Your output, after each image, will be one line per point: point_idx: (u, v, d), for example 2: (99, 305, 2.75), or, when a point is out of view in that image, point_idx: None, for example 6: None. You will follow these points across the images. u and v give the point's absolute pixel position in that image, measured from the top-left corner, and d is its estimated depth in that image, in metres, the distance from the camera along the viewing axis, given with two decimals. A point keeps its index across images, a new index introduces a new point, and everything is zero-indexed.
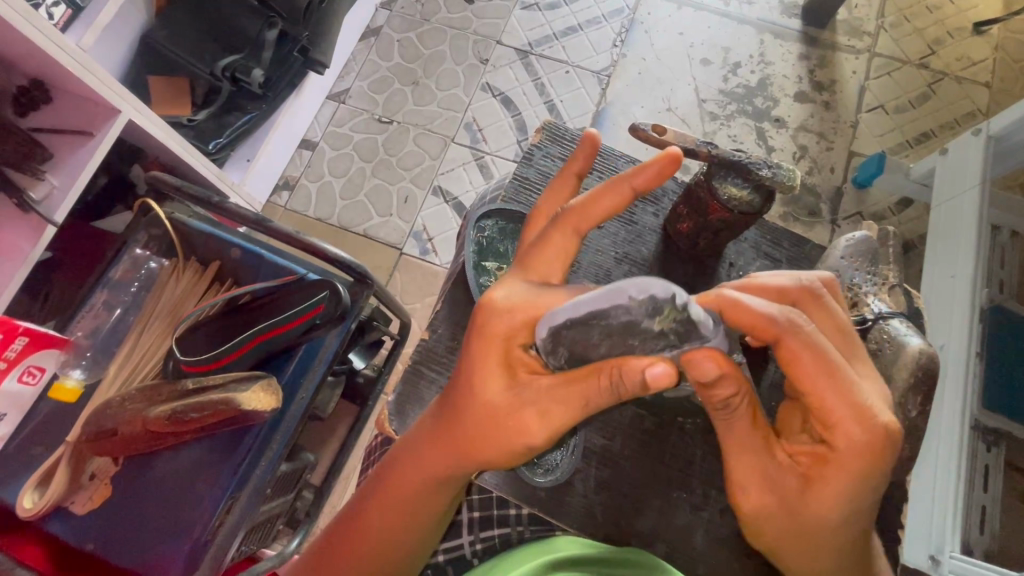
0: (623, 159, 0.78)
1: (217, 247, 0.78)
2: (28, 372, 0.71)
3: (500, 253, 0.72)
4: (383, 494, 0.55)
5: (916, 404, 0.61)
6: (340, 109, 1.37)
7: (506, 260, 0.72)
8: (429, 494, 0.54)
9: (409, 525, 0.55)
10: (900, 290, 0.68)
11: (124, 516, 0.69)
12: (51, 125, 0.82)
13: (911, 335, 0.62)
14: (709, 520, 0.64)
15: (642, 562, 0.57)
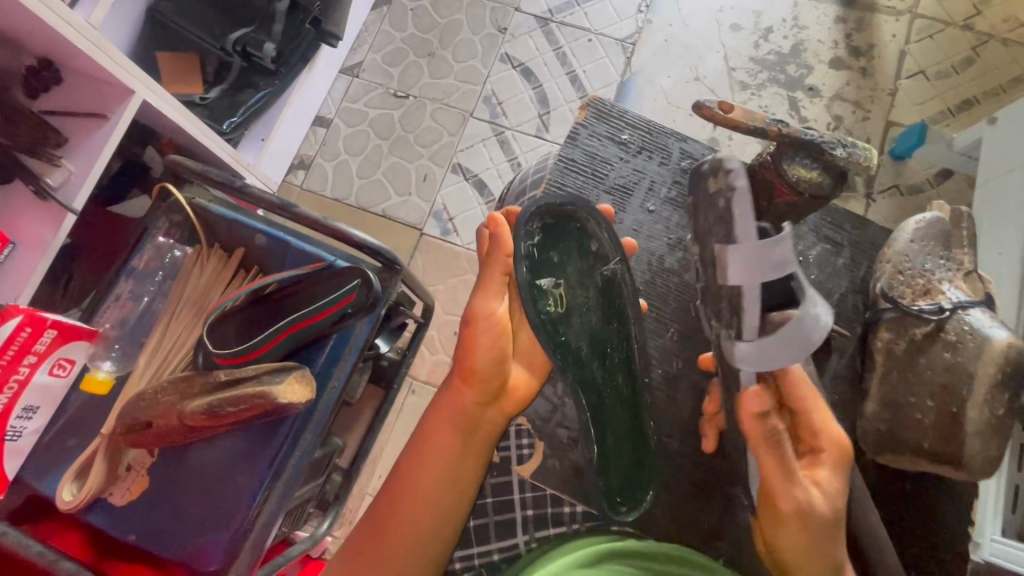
0: (673, 138, 0.77)
1: (240, 232, 0.76)
2: (59, 364, 0.69)
3: (554, 265, 0.64)
4: (378, 536, 0.57)
5: (1004, 401, 0.64)
6: (354, 83, 1.33)
7: (562, 274, 0.64)
8: (440, 494, 0.57)
9: (434, 525, 0.57)
10: (976, 276, 0.73)
11: (163, 507, 0.69)
12: (64, 107, 0.79)
13: (995, 328, 0.66)
14: None
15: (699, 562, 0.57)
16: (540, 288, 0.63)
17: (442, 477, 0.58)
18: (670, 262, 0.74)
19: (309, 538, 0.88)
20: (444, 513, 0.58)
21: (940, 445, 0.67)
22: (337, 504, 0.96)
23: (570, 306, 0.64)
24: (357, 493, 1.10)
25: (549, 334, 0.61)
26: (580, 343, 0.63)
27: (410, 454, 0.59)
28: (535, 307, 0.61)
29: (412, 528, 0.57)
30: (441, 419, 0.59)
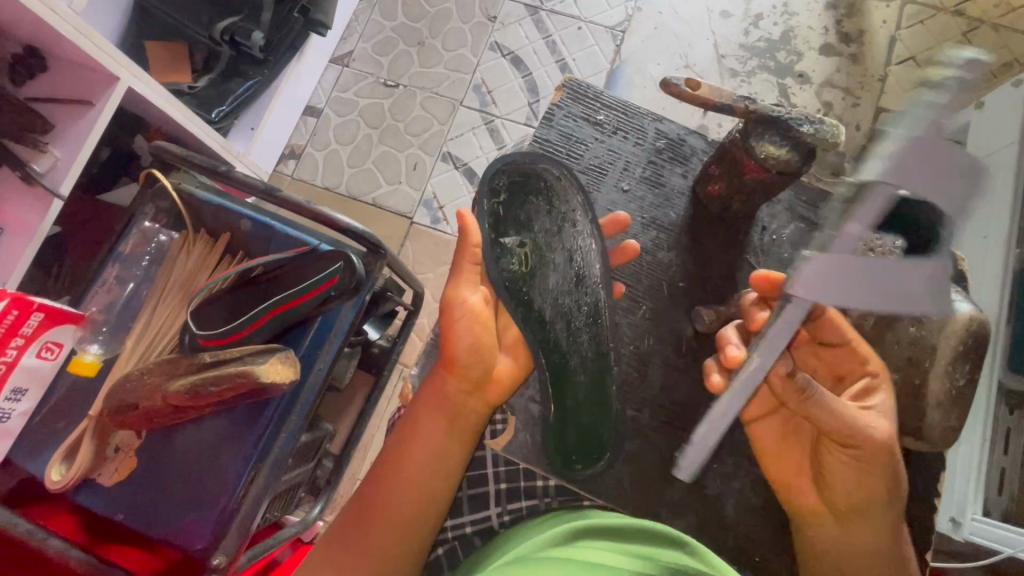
0: (650, 118, 0.77)
1: (226, 217, 0.76)
2: (46, 347, 0.70)
3: (520, 223, 0.68)
4: (371, 512, 0.59)
5: (964, 371, 0.66)
6: (344, 72, 1.33)
7: (528, 234, 0.67)
8: (436, 471, 0.61)
9: (427, 502, 0.60)
10: (944, 250, 0.74)
11: (152, 486, 0.70)
12: (50, 95, 0.79)
13: (957, 301, 0.67)
14: (741, 491, 0.68)
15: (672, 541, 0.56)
16: (505, 244, 0.67)
17: (434, 461, 0.61)
18: (644, 241, 0.74)
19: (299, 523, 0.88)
20: (427, 494, 0.60)
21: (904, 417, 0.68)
22: (329, 489, 0.96)
23: (535, 265, 0.67)
24: (348, 478, 1.11)
25: (511, 292, 0.66)
26: (544, 303, 0.66)
27: (398, 441, 0.62)
28: (499, 265, 0.66)
29: (405, 504, 0.59)
30: (428, 411, 0.62)
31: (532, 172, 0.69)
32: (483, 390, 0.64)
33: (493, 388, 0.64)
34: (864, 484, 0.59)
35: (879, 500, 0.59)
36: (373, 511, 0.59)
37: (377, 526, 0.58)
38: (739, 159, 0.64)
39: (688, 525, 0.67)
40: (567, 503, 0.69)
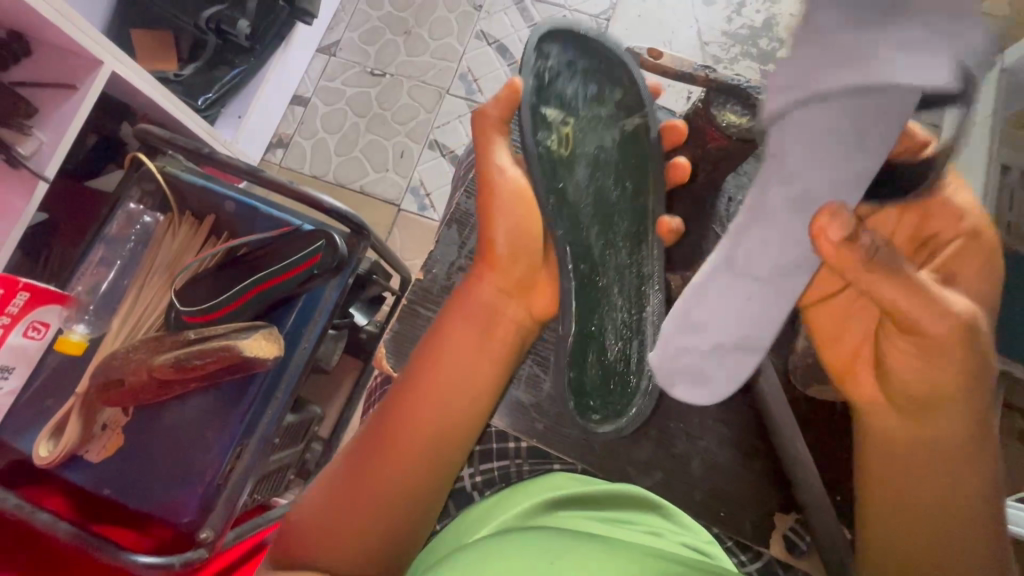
0: None
1: (210, 199, 0.77)
2: (33, 327, 0.71)
3: (566, 99, 0.58)
4: (387, 415, 0.49)
5: None
6: (331, 62, 1.34)
7: (572, 114, 0.58)
8: (461, 389, 0.50)
9: (444, 429, 0.50)
10: None
11: (138, 463, 0.71)
12: (34, 79, 0.80)
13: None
14: (706, 449, 0.63)
15: (650, 503, 0.55)
16: (546, 116, 0.56)
17: (460, 368, 0.51)
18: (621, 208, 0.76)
19: (287, 503, 0.89)
20: (444, 427, 0.50)
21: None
22: None
23: (575, 150, 0.58)
24: None
25: (544, 173, 0.55)
26: (580, 199, 0.58)
27: (423, 366, 0.51)
28: (536, 134, 0.55)
29: (416, 439, 0.48)
30: (451, 323, 0.53)
31: (589, 50, 0.59)
32: (528, 294, 0.56)
33: (502, 326, 0.54)
34: (950, 372, 0.43)
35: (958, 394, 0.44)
36: (387, 442, 0.48)
37: (388, 460, 0.48)
38: (702, 129, 0.64)
39: (655, 482, 0.62)
40: (537, 467, 0.64)
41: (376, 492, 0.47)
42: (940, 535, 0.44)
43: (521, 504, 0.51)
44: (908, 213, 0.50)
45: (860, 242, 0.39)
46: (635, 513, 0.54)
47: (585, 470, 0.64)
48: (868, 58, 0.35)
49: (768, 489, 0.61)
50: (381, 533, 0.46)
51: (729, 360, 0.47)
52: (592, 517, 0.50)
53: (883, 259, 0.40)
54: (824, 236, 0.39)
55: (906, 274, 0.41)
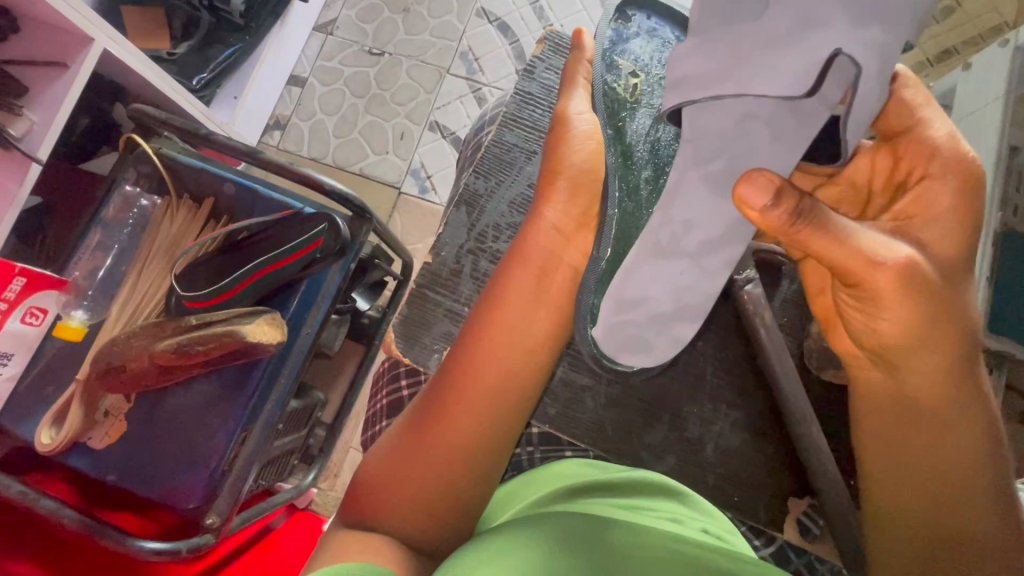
0: None
1: (209, 182, 0.76)
2: (31, 313, 0.70)
3: (643, 56, 0.58)
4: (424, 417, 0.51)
5: None
6: (328, 41, 1.30)
7: (646, 70, 0.57)
8: (488, 385, 0.51)
9: (507, 383, 0.52)
10: None
11: (143, 448, 0.71)
12: (23, 57, 0.78)
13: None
14: (720, 433, 0.62)
15: (668, 489, 0.55)
16: (617, 64, 0.57)
17: (486, 365, 0.52)
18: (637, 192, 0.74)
19: (292, 488, 0.89)
20: (506, 385, 0.52)
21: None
22: (322, 455, 0.96)
23: (644, 99, 0.56)
24: (342, 447, 1.12)
25: (605, 110, 0.55)
26: (640, 144, 0.54)
27: (473, 331, 0.53)
28: (603, 75, 0.56)
29: (477, 397, 0.51)
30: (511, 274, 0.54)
31: (668, 15, 0.60)
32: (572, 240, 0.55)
33: (550, 285, 0.53)
34: (913, 323, 0.42)
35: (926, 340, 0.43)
36: (450, 403, 0.51)
37: (451, 416, 0.50)
38: None
39: (668, 467, 0.62)
40: (548, 454, 0.65)
41: (442, 447, 0.50)
42: (947, 467, 0.47)
43: (539, 492, 0.54)
44: (877, 153, 0.46)
45: (788, 207, 0.36)
46: (654, 498, 0.54)
47: (597, 456, 0.63)
48: (737, 67, 0.41)
49: (781, 474, 0.61)
50: (450, 485, 0.49)
51: (672, 331, 0.48)
52: (610, 500, 0.51)
53: (816, 223, 0.37)
54: (751, 207, 0.37)
55: (848, 238, 0.38)
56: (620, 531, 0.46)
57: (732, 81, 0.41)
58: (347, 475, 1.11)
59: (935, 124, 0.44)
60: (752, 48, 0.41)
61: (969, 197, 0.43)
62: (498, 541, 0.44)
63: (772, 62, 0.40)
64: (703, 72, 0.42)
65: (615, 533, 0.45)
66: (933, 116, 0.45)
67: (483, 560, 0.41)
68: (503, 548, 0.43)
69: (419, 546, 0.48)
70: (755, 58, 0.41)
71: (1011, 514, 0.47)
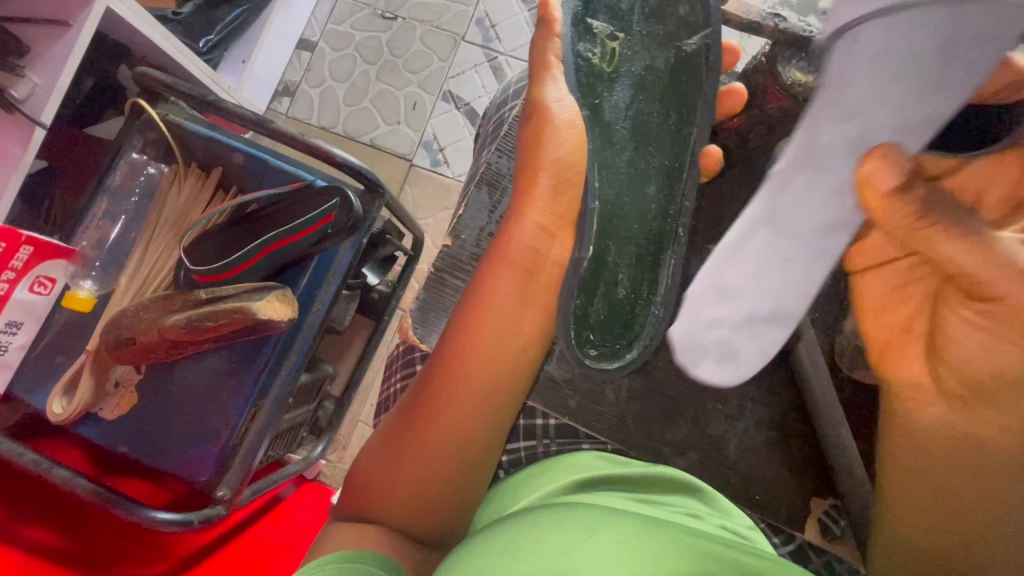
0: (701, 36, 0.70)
1: (217, 151, 0.73)
2: (39, 282, 0.69)
3: (619, 11, 0.55)
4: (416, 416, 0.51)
5: None
6: (339, 3, 1.25)
7: (623, 30, 0.55)
8: (473, 391, 0.50)
9: (495, 380, 0.51)
10: None
11: (154, 421, 0.71)
12: (25, 15, 0.75)
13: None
14: (744, 431, 0.61)
15: (684, 485, 0.55)
16: (592, 27, 0.55)
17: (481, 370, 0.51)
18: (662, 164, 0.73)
19: (301, 460, 0.90)
20: (493, 383, 0.51)
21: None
22: (330, 429, 0.96)
23: (619, 65, 0.55)
24: (350, 420, 1.13)
25: (579, 88, 0.54)
26: (618, 120, 0.55)
27: (482, 323, 0.51)
28: (575, 44, 0.54)
29: (471, 394, 0.50)
30: (529, 263, 0.52)
31: None
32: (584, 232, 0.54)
33: (550, 277, 0.53)
34: (979, 348, 0.38)
35: (983, 370, 0.39)
36: (433, 402, 0.50)
37: (436, 419, 0.50)
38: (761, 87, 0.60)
39: (690, 463, 0.61)
40: (565, 447, 0.63)
41: (430, 449, 0.49)
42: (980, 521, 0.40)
43: (552, 483, 0.53)
44: (990, 171, 0.41)
45: (915, 197, 0.38)
46: (668, 493, 0.54)
47: (615, 448, 0.62)
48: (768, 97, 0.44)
49: (803, 473, 0.60)
50: (449, 482, 0.49)
51: (762, 342, 0.48)
52: (618, 495, 0.51)
53: (946, 219, 0.37)
54: (880, 187, 0.40)
55: (946, 245, 0.38)
56: (634, 521, 0.45)
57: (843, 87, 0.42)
58: (355, 447, 1.11)
59: None
60: (863, 60, 0.41)
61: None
62: (516, 529, 0.43)
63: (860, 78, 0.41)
64: (821, 73, 0.43)
65: (630, 524, 0.45)
66: None
67: (503, 550, 0.40)
68: (521, 537, 0.42)
69: (410, 534, 0.48)
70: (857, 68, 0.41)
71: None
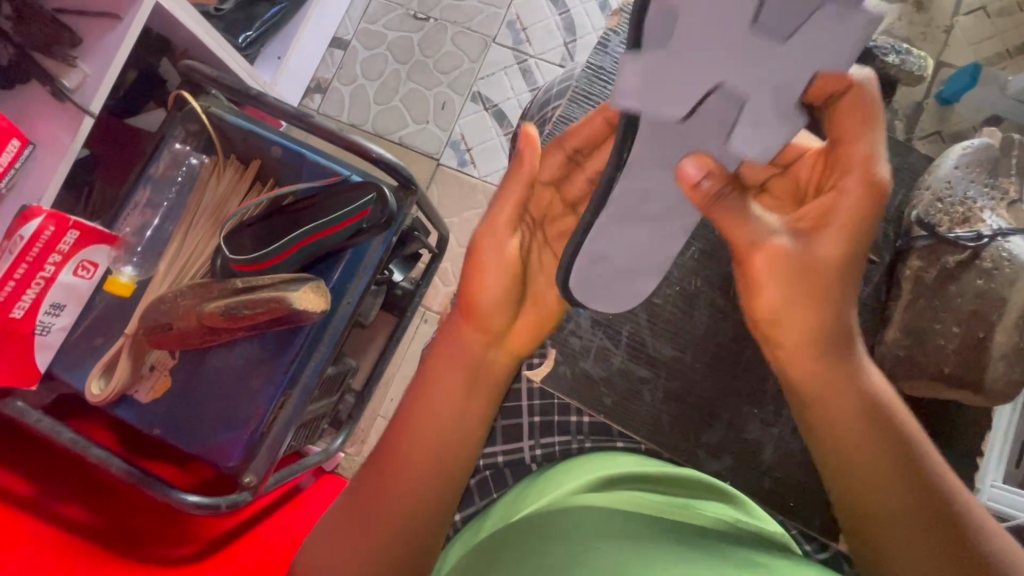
0: None
1: (256, 144, 0.75)
2: (82, 266, 0.71)
3: None
4: (362, 494, 0.50)
5: None
6: (372, 3, 1.27)
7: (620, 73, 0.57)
8: (413, 471, 0.49)
9: (442, 454, 0.50)
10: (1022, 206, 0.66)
11: (185, 405, 0.72)
12: (75, 6, 0.77)
13: None
14: (779, 437, 0.62)
15: (720, 491, 0.56)
16: None
17: (424, 448, 0.50)
18: None
19: (320, 452, 0.90)
20: (457, 421, 0.51)
21: (962, 370, 0.62)
22: (350, 423, 0.97)
23: None
24: (369, 414, 1.14)
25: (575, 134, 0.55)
26: None
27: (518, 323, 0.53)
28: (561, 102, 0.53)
29: (407, 467, 0.49)
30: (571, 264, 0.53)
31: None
32: None
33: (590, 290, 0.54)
34: (785, 298, 0.47)
35: (813, 339, 0.48)
36: (375, 481, 0.50)
37: (376, 497, 0.49)
38: None
39: (722, 468, 0.62)
40: (599, 444, 0.63)
41: (373, 529, 0.48)
42: (865, 481, 0.48)
43: (584, 475, 0.54)
44: (816, 158, 0.48)
45: (713, 185, 0.44)
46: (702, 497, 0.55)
47: (649, 449, 0.63)
48: (653, 101, 0.44)
49: None
50: (405, 513, 0.49)
51: (633, 283, 0.54)
52: (643, 496, 0.51)
53: (728, 205, 0.45)
54: (687, 179, 0.45)
55: (751, 217, 0.46)
56: (660, 524, 0.45)
57: (662, 101, 0.44)
58: (373, 441, 1.12)
59: (877, 151, 0.45)
60: (682, 80, 0.44)
61: (866, 210, 0.44)
62: (555, 536, 0.42)
63: (690, 90, 0.45)
64: (631, 84, 0.44)
65: (654, 524, 0.45)
66: (869, 133, 0.44)
67: (548, 555, 0.39)
68: (562, 543, 0.41)
69: None
70: (678, 83, 0.44)
71: (969, 549, 0.44)
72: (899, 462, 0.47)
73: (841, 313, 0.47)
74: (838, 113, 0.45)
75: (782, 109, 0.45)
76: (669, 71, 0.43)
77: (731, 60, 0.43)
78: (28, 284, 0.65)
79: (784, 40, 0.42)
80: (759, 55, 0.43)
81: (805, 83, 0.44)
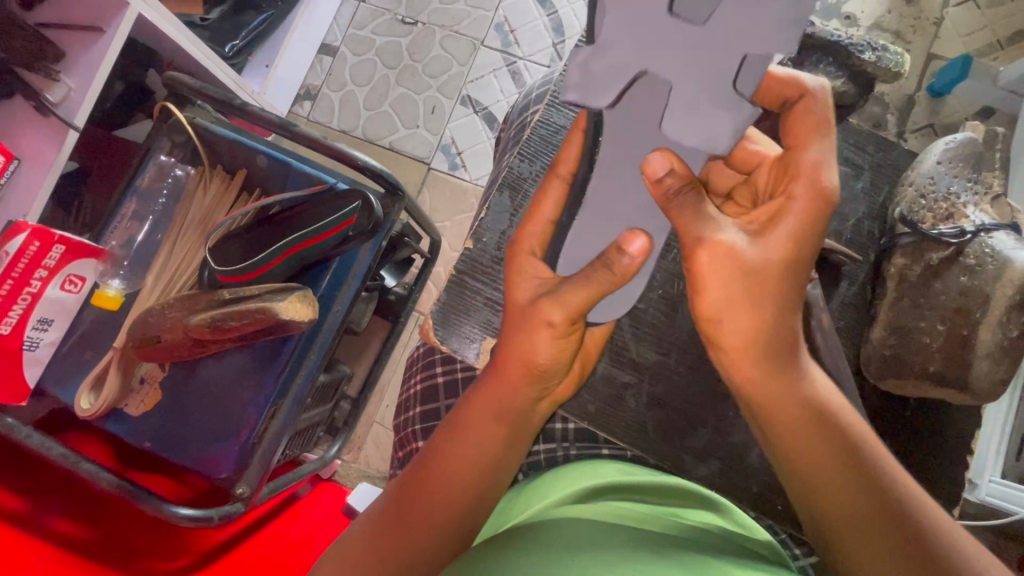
0: None
1: (243, 153, 0.75)
2: (69, 280, 0.71)
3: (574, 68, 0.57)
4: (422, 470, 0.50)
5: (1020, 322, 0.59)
6: (360, 8, 1.27)
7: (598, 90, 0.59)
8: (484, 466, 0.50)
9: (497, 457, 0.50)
10: (1005, 201, 0.66)
11: (176, 418, 0.72)
12: (58, 20, 0.77)
13: (1017, 249, 0.61)
14: None
15: (708, 500, 0.56)
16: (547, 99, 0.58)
17: (484, 447, 0.49)
18: None
19: (316, 459, 0.90)
20: (490, 464, 0.50)
21: (949, 368, 0.62)
22: (346, 429, 0.96)
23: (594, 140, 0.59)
24: (365, 420, 1.13)
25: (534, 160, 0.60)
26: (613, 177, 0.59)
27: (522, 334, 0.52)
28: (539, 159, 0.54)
29: (469, 454, 0.49)
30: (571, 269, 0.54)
31: None
32: None
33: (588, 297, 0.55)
34: (726, 305, 0.42)
35: (750, 349, 0.44)
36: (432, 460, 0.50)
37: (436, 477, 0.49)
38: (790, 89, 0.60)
39: (711, 471, 0.62)
40: (585, 451, 0.64)
41: (429, 502, 0.48)
42: (819, 487, 0.46)
43: (571, 485, 0.54)
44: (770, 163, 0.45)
45: (679, 176, 0.40)
46: (691, 504, 0.55)
47: (636, 456, 0.63)
48: (589, 96, 0.43)
49: None
50: (401, 567, 0.47)
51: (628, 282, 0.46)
52: (628, 506, 0.51)
53: (684, 203, 0.40)
54: (651, 172, 0.41)
55: (702, 217, 0.40)
56: (643, 536, 0.45)
57: (594, 89, 0.42)
58: (370, 447, 1.12)
59: (830, 161, 0.41)
60: (612, 69, 0.42)
61: (817, 215, 0.40)
62: (542, 541, 0.42)
63: (622, 78, 0.42)
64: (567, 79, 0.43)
65: (636, 533, 0.45)
66: (818, 143, 0.41)
67: (534, 557, 0.40)
68: (548, 546, 0.41)
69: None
70: (611, 72, 0.42)
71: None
72: (849, 466, 0.45)
73: (782, 321, 0.43)
74: (793, 118, 0.42)
75: (717, 93, 0.41)
76: (598, 63, 0.42)
77: (660, 45, 0.41)
78: (15, 300, 0.65)
79: (702, 25, 0.41)
80: (687, 44, 0.41)
81: (735, 66, 0.41)
